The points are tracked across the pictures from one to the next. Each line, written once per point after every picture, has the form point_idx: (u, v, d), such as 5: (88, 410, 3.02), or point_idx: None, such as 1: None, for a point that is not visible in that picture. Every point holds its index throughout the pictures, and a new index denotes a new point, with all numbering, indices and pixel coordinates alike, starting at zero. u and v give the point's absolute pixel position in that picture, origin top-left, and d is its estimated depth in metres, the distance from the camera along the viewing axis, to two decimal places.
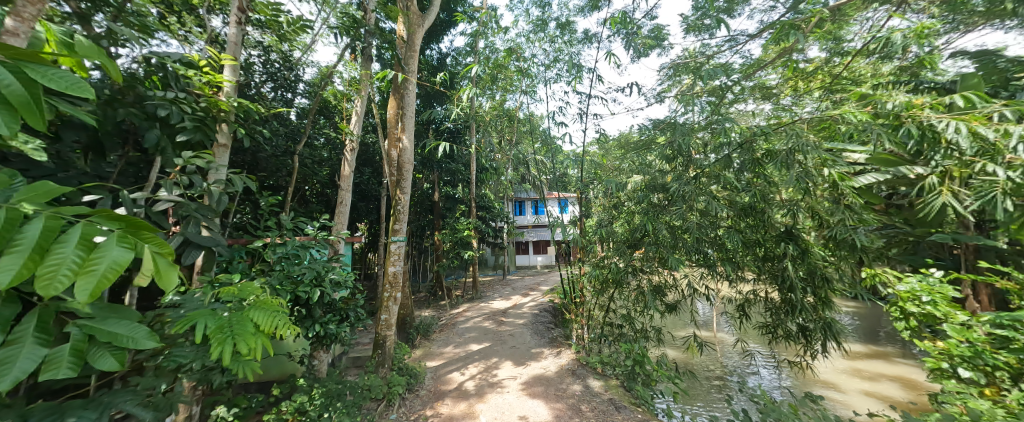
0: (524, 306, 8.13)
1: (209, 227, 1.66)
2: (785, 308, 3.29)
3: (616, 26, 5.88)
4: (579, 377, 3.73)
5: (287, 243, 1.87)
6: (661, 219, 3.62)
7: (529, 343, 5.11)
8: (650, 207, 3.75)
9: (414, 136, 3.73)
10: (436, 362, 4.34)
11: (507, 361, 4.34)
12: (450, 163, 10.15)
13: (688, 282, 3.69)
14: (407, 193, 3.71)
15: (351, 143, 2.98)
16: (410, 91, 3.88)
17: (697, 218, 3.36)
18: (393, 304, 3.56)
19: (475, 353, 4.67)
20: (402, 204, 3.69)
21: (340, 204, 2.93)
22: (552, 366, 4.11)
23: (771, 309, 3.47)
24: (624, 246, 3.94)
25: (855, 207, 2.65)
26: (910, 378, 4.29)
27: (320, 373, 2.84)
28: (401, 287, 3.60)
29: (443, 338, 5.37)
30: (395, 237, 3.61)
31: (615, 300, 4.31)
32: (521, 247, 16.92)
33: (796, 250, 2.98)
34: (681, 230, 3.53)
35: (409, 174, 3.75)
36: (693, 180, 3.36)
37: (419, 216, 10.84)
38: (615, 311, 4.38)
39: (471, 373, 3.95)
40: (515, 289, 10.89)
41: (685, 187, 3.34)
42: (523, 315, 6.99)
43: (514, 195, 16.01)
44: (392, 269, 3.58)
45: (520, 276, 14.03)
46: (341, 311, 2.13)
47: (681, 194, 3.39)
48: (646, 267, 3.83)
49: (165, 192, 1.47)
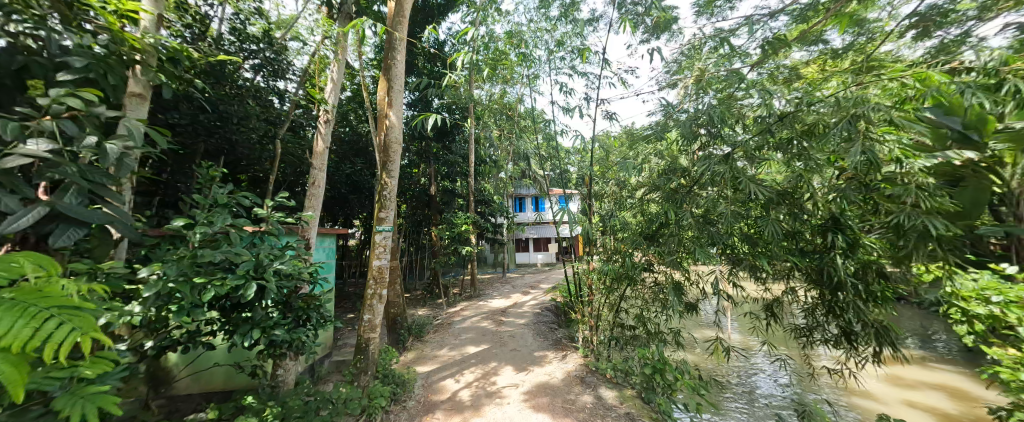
0: (525, 305, 7.70)
1: (106, 196, 1.22)
2: (827, 309, 2.84)
3: (625, 5, 5.46)
4: (589, 386, 3.31)
5: (214, 223, 1.38)
6: (687, 205, 3.14)
7: (531, 345, 4.69)
8: (673, 192, 3.27)
9: (402, 111, 3.28)
10: (428, 367, 3.92)
11: (507, 366, 3.92)
12: (448, 155, 9.71)
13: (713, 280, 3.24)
14: (396, 177, 3.27)
15: (326, 114, 2.54)
16: (398, 60, 3.42)
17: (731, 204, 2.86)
18: (378, 303, 3.12)
19: (471, 357, 4.24)
20: (389, 189, 3.26)
21: (311, 184, 2.47)
22: (558, 372, 3.68)
23: (808, 310, 3.03)
24: (641, 238, 3.46)
25: (928, 188, 2.16)
26: (953, 386, 3.92)
27: (286, 386, 2.41)
28: (387, 284, 3.17)
29: (437, 340, 4.96)
30: (381, 226, 3.18)
31: (628, 299, 3.86)
32: (521, 244, 16.49)
33: (846, 242, 2.52)
34: (706, 220, 3.08)
35: (397, 155, 3.30)
36: (727, 158, 2.82)
37: (415, 211, 10.40)
38: (626, 311, 3.96)
39: (467, 381, 3.52)
40: (516, 287, 10.52)
41: (718, 166, 2.80)
42: (524, 315, 6.55)
43: (514, 191, 15.53)
44: (377, 263, 3.15)
45: (521, 274, 13.67)
46: (297, 313, 1.67)
47: (710, 176, 2.90)
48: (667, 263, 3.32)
49: (27, 144, 1.02)
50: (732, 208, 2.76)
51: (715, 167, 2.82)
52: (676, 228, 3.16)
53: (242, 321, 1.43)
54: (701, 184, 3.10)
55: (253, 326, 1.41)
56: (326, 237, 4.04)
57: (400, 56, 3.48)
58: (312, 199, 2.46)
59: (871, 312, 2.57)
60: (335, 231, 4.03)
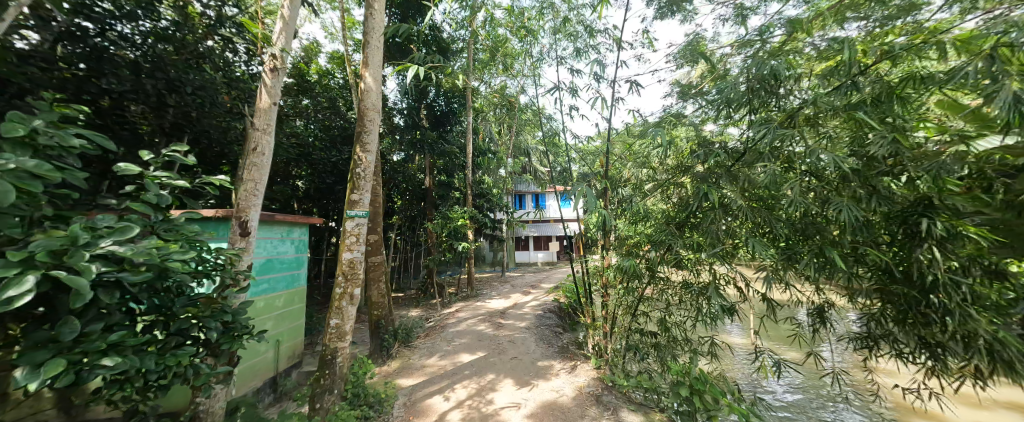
0: (526, 306, 7.12)
1: None
2: (908, 318, 2.23)
3: None
4: (606, 408, 2.75)
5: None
6: (730, 185, 2.48)
7: (533, 353, 4.12)
8: (711, 170, 2.64)
9: (381, 73, 2.69)
10: (413, 380, 3.35)
11: (507, 380, 3.35)
12: (444, 146, 9.10)
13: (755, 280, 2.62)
14: (373, 151, 2.68)
15: (274, 60, 1.93)
16: (376, 10, 2.80)
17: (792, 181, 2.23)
18: (348, 306, 2.54)
19: (465, 367, 3.67)
20: (365, 166, 2.66)
21: (250, 149, 1.88)
22: (567, 388, 3.11)
23: (876, 317, 2.43)
24: (671, 226, 2.83)
25: None
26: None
27: (214, 417, 1.83)
28: (360, 281, 2.60)
29: (428, 346, 4.38)
30: (353, 210, 2.59)
31: (652, 303, 3.26)
32: (521, 242, 15.92)
33: (946, 231, 1.89)
34: (754, 204, 2.42)
35: (375, 125, 2.71)
36: (790, 121, 2.17)
37: (410, 205, 9.80)
38: (647, 315, 3.38)
39: (457, 399, 2.95)
40: (516, 287, 9.94)
41: (779, 132, 2.15)
42: (525, 317, 5.96)
43: (514, 186, 14.89)
44: (348, 256, 2.57)
45: (522, 273, 13.08)
46: (185, 328, 1.07)
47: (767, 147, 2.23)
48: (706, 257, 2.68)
49: None
50: (799, 186, 2.10)
51: (777, 132, 2.14)
52: (714, 215, 2.52)
53: (32, 339, 0.76)
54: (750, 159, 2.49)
55: (54, 351, 0.75)
56: (296, 227, 3.45)
57: (378, 7, 2.85)
58: (252, 167, 1.86)
59: (983, 323, 1.92)
60: (306, 221, 3.48)
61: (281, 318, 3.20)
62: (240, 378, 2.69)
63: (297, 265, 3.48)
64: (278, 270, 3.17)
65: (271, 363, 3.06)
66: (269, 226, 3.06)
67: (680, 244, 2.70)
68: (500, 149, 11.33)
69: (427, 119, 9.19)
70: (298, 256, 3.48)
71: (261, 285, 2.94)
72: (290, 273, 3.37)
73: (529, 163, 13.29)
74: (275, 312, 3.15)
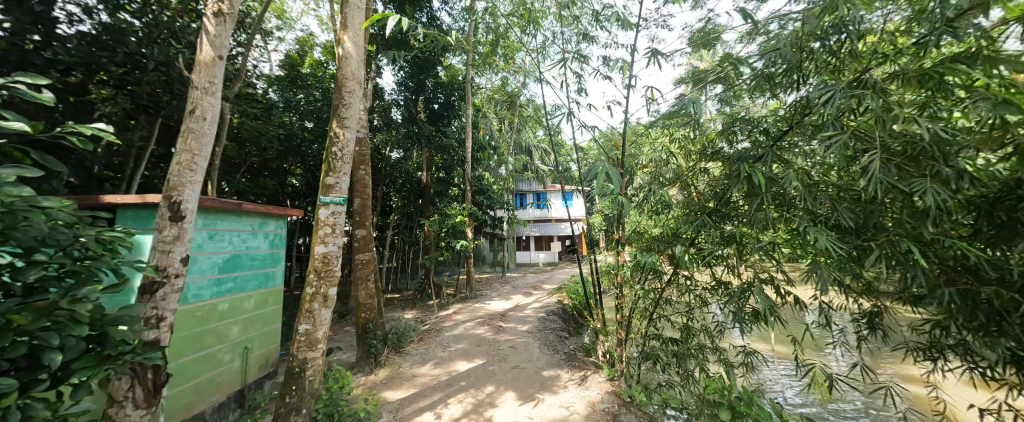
0: (528, 308, 6.69)
1: None
2: (1000, 327, 1.79)
3: None
4: None
5: None
6: (779, 162, 2.01)
7: (537, 360, 3.72)
8: (751, 147, 2.18)
9: (363, 37, 2.31)
10: (401, 393, 2.95)
11: (508, 393, 2.96)
12: (442, 140, 8.72)
13: (803, 280, 2.15)
14: (352, 127, 2.29)
15: (220, 4, 1.57)
16: None
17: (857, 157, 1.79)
18: (322, 309, 2.15)
19: (461, 378, 3.26)
20: (344, 145, 2.27)
21: (187, 112, 1.49)
22: (579, 405, 2.71)
23: (951, 325, 2.00)
24: (701, 217, 2.39)
25: None
26: None
27: None
28: (334, 281, 2.19)
29: (421, 353, 3.99)
30: (327, 196, 2.20)
31: (674, 306, 2.86)
32: (522, 242, 15.50)
33: None
34: (811, 185, 1.94)
35: (356, 97, 2.32)
36: (856, 82, 1.75)
37: (407, 202, 9.41)
38: (667, 320, 2.98)
39: (451, 417, 2.55)
40: (517, 288, 9.53)
41: (850, 92, 1.70)
42: (527, 320, 5.54)
43: (515, 184, 14.49)
44: (321, 250, 2.18)
45: (523, 273, 12.68)
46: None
47: (833, 111, 1.75)
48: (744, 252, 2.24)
49: None
50: (881, 158, 1.60)
51: (848, 91, 1.68)
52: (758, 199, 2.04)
53: None
54: (802, 133, 2.04)
55: None
56: (271, 219, 3.06)
57: None
58: (188, 134, 1.48)
59: None
60: (283, 212, 3.09)
61: (251, 322, 2.81)
62: (195, 393, 2.30)
63: (271, 263, 3.08)
64: (246, 268, 2.76)
65: (238, 374, 2.67)
66: (237, 216, 2.67)
67: (712, 237, 2.26)
68: (501, 145, 10.94)
69: (424, 113, 8.78)
70: (273, 252, 3.09)
71: (226, 284, 2.55)
72: (263, 271, 2.97)
73: (530, 160, 12.89)
74: (244, 316, 2.75)
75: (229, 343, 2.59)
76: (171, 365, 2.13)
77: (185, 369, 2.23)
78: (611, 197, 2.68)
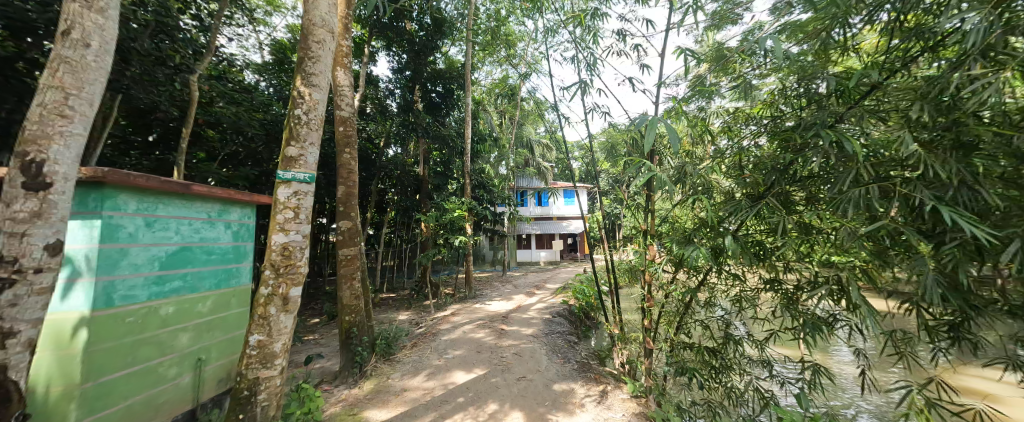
0: (530, 309, 6.22)
1: None
2: None
3: None
4: None
5: None
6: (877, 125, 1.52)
7: (546, 370, 3.29)
8: (829, 112, 1.70)
9: None
10: (387, 412, 2.49)
11: (514, 413, 2.51)
12: (440, 130, 8.27)
13: (898, 282, 1.66)
14: (321, 86, 1.82)
15: None
16: None
17: (993, 115, 1.33)
18: (281, 314, 1.68)
19: (458, 393, 2.81)
20: (310, 107, 1.79)
21: (59, 34, 1.19)
22: None
23: None
24: (758, 200, 1.90)
25: None
26: None
27: None
28: (293, 280, 1.71)
29: (413, 361, 3.52)
30: (288, 171, 1.73)
31: (712, 310, 2.38)
32: (522, 240, 15.01)
33: None
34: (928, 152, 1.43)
35: (327, 50, 1.85)
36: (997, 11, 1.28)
37: (403, 197, 8.97)
38: (702, 326, 2.48)
39: None
40: (518, 287, 9.09)
41: (1001, 19, 1.21)
42: (532, 323, 5.06)
43: (516, 181, 14.07)
44: (280, 240, 1.70)
45: (525, 272, 12.23)
46: None
47: (973, 48, 1.26)
48: (815, 244, 1.76)
49: None
50: None
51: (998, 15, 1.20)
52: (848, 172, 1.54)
53: None
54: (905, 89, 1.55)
55: None
56: (233, 207, 2.59)
57: None
58: (58, 65, 1.17)
59: None
60: (249, 198, 2.63)
61: (206, 329, 2.35)
62: (126, 418, 1.83)
63: (233, 258, 2.61)
64: (199, 263, 2.29)
65: (188, 391, 2.21)
66: (188, 200, 2.22)
67: (781, 222, 1.75)
68: (501, 138, 10.50)
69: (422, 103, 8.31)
70: (236, 246, 2.64)
71: (172, 282, 2.10)
72: (223, 267, 2.50)
73: (531, 155, 12.41)
74: (197, 320, 2.28)
75: (176, 354, 2.13)
76: (94, 385, 1.67)
77: (116, 388, 1.78)
78: (642, 176, 2.18)
